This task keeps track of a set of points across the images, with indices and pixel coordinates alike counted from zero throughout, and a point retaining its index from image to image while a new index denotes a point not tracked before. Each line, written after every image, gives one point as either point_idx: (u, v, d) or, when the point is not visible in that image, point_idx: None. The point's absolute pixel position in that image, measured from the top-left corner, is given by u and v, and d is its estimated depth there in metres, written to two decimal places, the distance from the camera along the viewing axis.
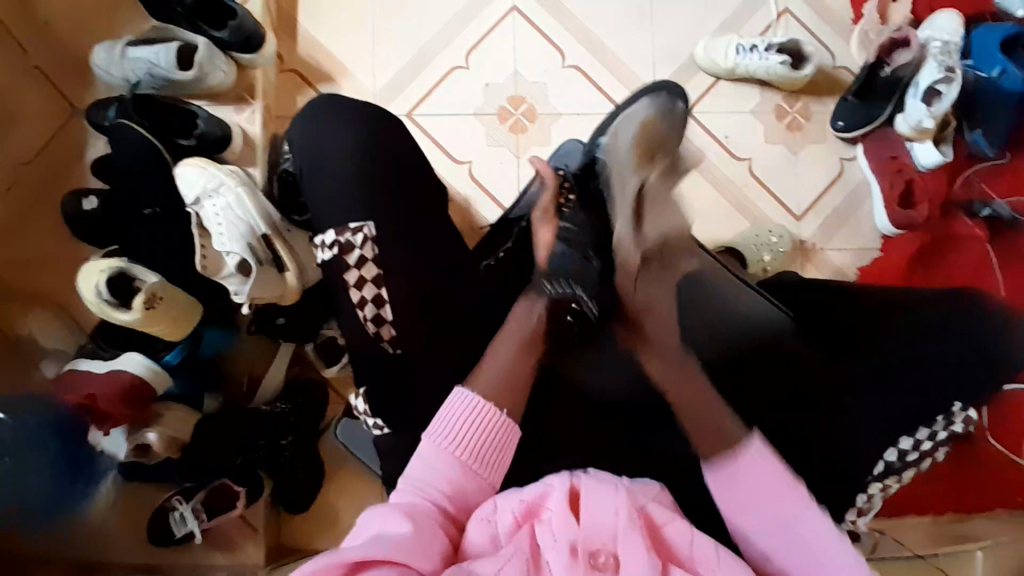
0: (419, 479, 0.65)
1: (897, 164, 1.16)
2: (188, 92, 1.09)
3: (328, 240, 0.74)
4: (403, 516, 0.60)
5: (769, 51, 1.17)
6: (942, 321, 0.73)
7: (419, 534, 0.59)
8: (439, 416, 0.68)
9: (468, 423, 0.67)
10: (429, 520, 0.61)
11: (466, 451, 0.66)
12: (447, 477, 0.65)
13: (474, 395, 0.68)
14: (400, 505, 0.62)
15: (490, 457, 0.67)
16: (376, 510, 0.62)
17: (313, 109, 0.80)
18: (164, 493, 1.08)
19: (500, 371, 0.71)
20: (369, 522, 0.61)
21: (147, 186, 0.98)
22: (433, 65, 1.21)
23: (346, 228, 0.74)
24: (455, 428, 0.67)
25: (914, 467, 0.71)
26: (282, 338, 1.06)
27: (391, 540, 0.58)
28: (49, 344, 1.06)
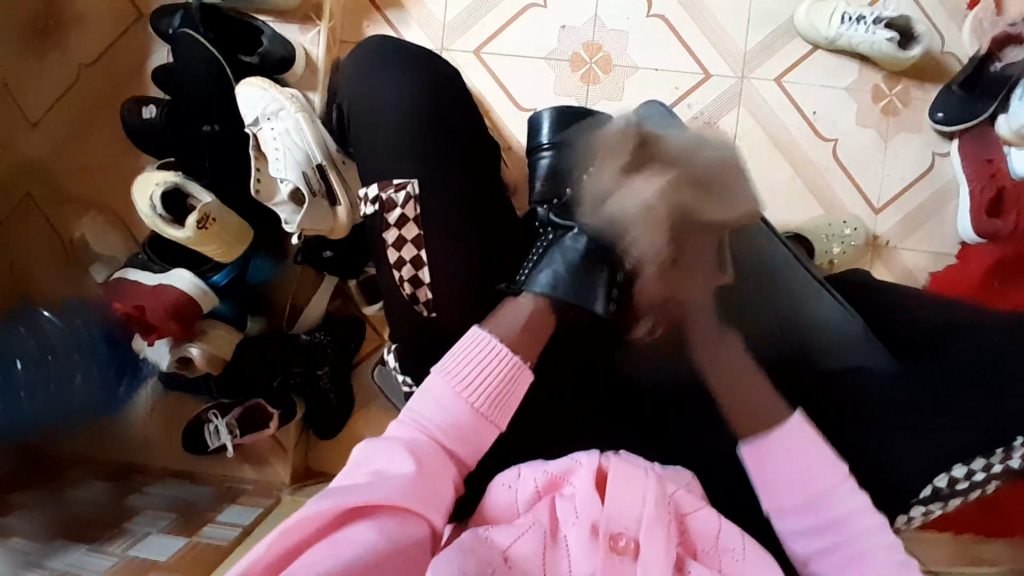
0: (424, 416, 0.59)
1: (992, 168, 1.05)
2: (254, 6, 1.06)
3: (371, 195, 0.70)
4: (402, 456, 0.56)
5: (877, 24, 1.06)
6: None
7: (424, 476, 0.56)
8: (455, 357, 0.61)
9: (483, 364, 0.61)
10: (431, 459, 0.57)
11: (483, 400, 0.60)
12: (457, 422, 0.59)
13: (495, 337, 0.62)
14: (401, 442, 0.58)
15: (505, 402, 0.61)
16: (377, 443, 0.58)
17: (369, 53, 0.75)
18: (201, 406, 1.11)
19: (521, 320, 0.64)
20: (366, 458, 0.57)
21: (212, 102, 0.96)
22: (510, 0, 1.14)
23: (390, 183, 0.69)
24: (468, 374, 0.60)
25: (962, 495, 0.66)
26: (328, 271, 1.05)
27: (392, 482, 0.54)
28: (101, 249, 1.10)
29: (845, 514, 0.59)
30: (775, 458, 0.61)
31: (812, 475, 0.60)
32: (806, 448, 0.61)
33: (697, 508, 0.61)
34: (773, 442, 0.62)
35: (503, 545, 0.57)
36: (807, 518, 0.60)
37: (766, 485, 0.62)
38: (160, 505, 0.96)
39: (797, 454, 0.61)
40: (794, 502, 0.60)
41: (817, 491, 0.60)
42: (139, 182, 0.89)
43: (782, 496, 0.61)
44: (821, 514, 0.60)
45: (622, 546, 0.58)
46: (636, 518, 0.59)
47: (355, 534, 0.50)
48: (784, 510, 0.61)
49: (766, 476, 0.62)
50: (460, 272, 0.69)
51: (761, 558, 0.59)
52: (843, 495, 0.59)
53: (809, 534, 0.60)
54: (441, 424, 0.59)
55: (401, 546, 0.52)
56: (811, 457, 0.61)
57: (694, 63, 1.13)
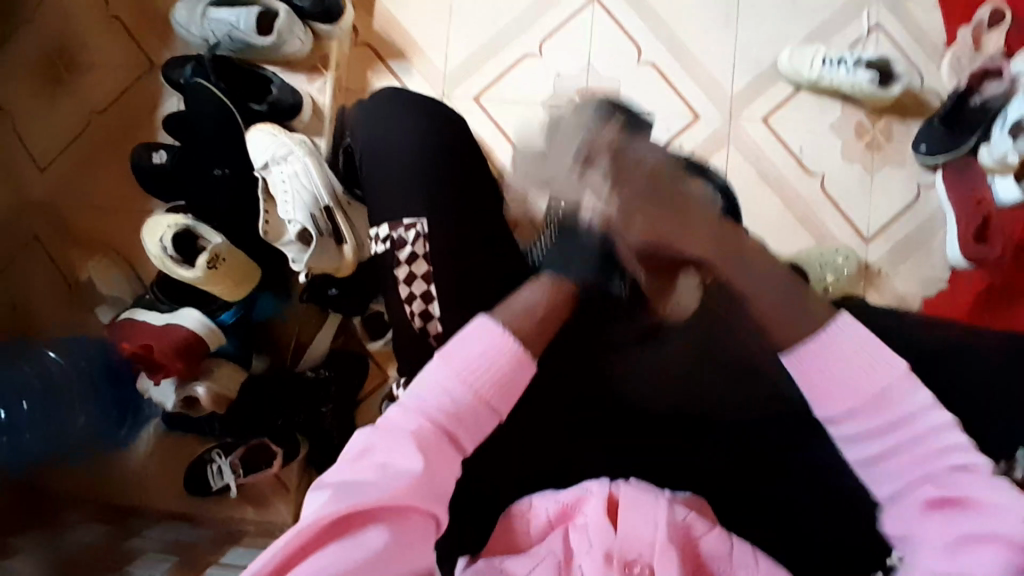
0: (425, 404, 0.57)
1: (976, 197, 1.09)
2: (265, 57, 1.11)
3: (382, 233, 0.73)
4: (410, 449, 0.55)
5: (857, 65, 1.13)
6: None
7: (431, 471, 0.55)
8: (463, 342, 0.59)
9: (483, 350, 0.59)
10: (434, 447, 0.56)
11: (487, 386, 0.58)
12: (460, 411, 0.58)
13: (500, 324, 0.60)
14: (404, 431, 0.56)
15: (508, 391, 0.59)
16: (383, 432, 0.57)
17: (377, 100, 0.80)
18: (203, 446, 1.10)
19: (537, 305, 0.63)
20: (370, 447, 0.56)
21: (224, 147, 1.01)
22: (507, 49, 1.20)
23: (400, 222, 0.72)
24: (473, 363, 0.58)
25: None
26: (333, 308, 1.06)
27: (397, 480, 0.53)
28: (107, 289, 1.10)
29: (910, 415, 0.53)
30: (828, 353, 0.55)
31: (868, 375, 0.54)
32: (861, 345, 0.54)
33: (709, 532, 0.61)
34: (829, 339, 0.55)
35: (517, 572, 0.59)
36: (867, 420, 0.54)
37: (821, 389, 0.55)
38: (160, 548, 0.95)
39: (850, 355, 0.55)
40: (852, 406, 0.54)
41: (873, 393, 0.54)
42: (146, 228, 0.92)
43: (836, 402, 0.55)
44: (883, 410, 0.53)
45: (636, 572, 0.57)
46: (648, 543, 0.59)
47: (363, 534, 0.51)
48: (844, 410, 0.54)
49: (820, 381, 0.55)
50: (465, 306, 0.71)
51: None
52: (909, 406, 0.53)
53: (869, 439, 0.54)
54: (442, 411, 0.57)
55: (409, 539, 0.53)
56: (856, 365, 0.54)
57: (683, 103, 1.18)
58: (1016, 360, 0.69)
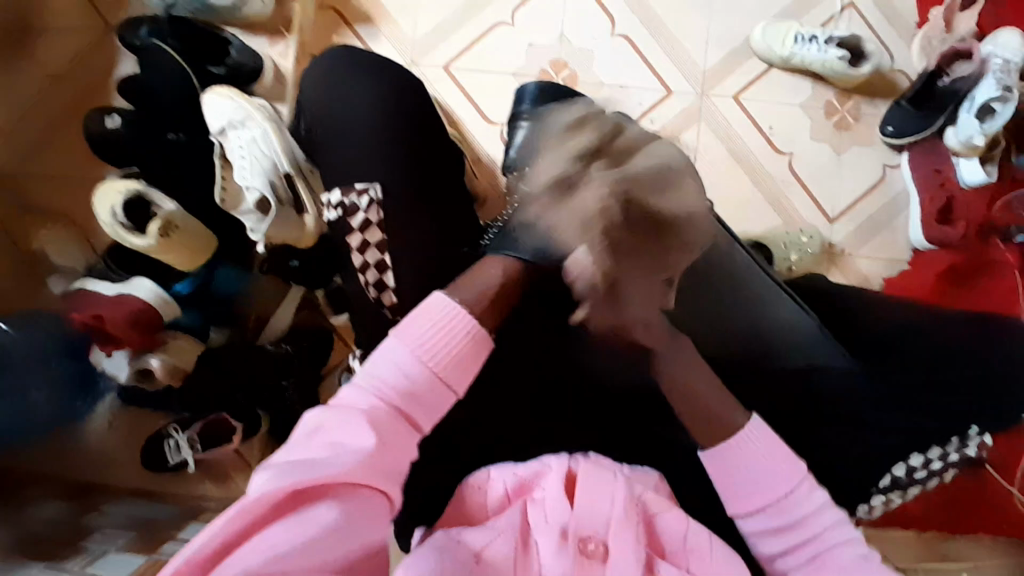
0: (378, 381, 0.57)
1: (941, 178, 1.12)
2: (223, 19, 1.07)
3: (333, 200, 0.71)
4: (362, 426, 0.54)
5: (828, 44, 1.13)
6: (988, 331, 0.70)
7: (384, 448, 0.54)
8: (419, 322, 0.59)
9: (442, 331, 0.59)
10: (389, 425, 0.55)
11: (445, 364, 0.58)
12: (415, 387, 0.57)
13: (457, 303, 0.61)
14: (358, 409, 0.55)
15: (464, 367, 0.59)
16: (335, 411, 0.55)
17: (333, 62, 0.76)
18: (162, 421, 1.07)
19: (493, 284, 0.64)
20: (322, 426, 0.55)
21: (179, 111, 0.97)
22: (479, 18, 1.17)
23: (352, 188, 0.70)
24: (431, 343, 0.58)
25: (921, 483, 0.70)
26: (294, 281, 1.04)
27: (350, 457, 0.52)
28: (61, 261, 1.06)
29: (808, 515, 0.60)
30: (738, 459, 0.61)
31: (773, 475, 0.60)
32: (772, 450, 0.61)
33: (665, 509, 0.62)
34: (740, 443, 0.61)
35: (474, 545, 0.58)
36: (773, 520, 0.60)
37: (727, 486, 0.62)
38: (118, 523, 0.93)
39: (760, 454, 0.61)
40: (761, 504, 0.60)
41: (775, 493, 0.60)
42: (102, 187, 0.88)
43: (742, 499, 0.61)
44: (785, 510, 0.60)
45: (591, 549, 0.58)
46: (604, 519, 0.59)
47: (315, 509, 0.50)
48: (751, 512, 0.61)
49: (730, 481, 0.62)
50: (423, 275, 0.69)
51: (728, 558, 0.60)
52: (804, 500, 0.60)
53: (771, 535, 0.61)
54: (397, 390, 0.57)
55: (360, 515, 0.52)
56: (767, 461, 0.61)
57: (656, 78, 1.17)
58: None
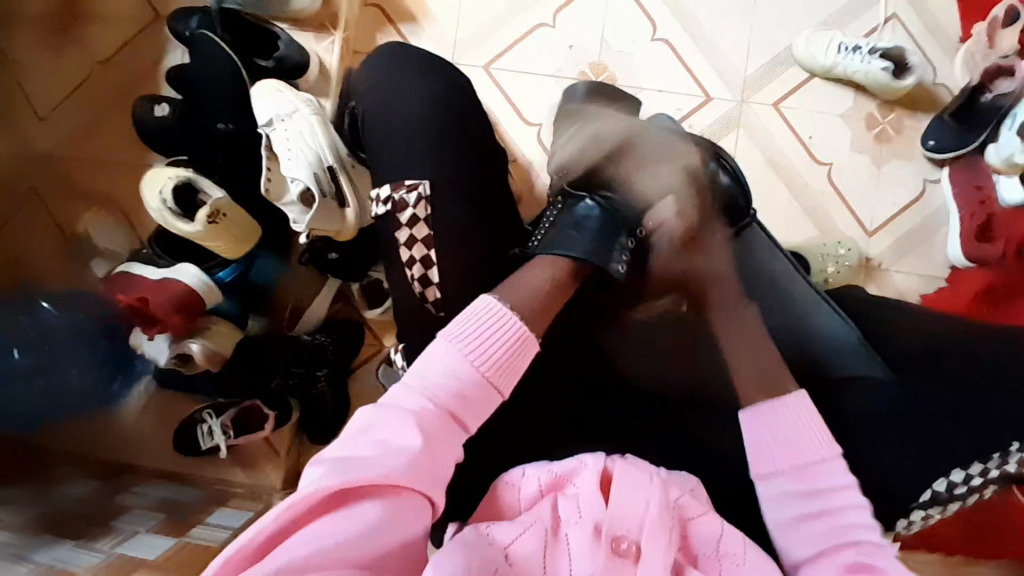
0: (427, 384, 0.58)
1: (981, 195, 1.10)
2: (272, 12, 1.09)
3: (383, 195, 0.71)
4: (411, 426, 0.55)
5: (873, 55, 1.12)
6: None
7: (432, 449, 0.55)
8: (469, 327, 0.61)
9: (492, 336, 0.60)
10: (438, 428, 0.56)
11: (494, 369, 0.59)
12: (463, 392, 0.58)
13: (507, 309, 0.62)
14: (407, 409, 0.57)
15: (511, 372, 0.61)
16: (385, 410, 0.57)
17: (383, 56, 0.77)
18: (195, 406, 1.09)
19: (541, 288, 0.66)
20: (371, 425, 0.56)
21: (228, 101, 0.98)
22: (520, 19, 1.17)
23: (402, 183, 0.71)
24: (480, 348, 0.60)
25: (960, 500, 0.67)
26: (332, 273, 1.05)
27: (398, 458, 0.53)
28: (103, 242, 1.09)
29: (833, 488, 0.62)
30: (772, 421, 0.66)
31: (803, 443, 0.64)
32: (806, 419, 0.65)
33: (700, 513, 0.62)
34: (779, 408, 0.66)
35: (504, 541, 0.58)
36: (794, 483, 0.63)
37: (757, 451, 0.66)
38: (150, 504, 0.95)
39: (792, 422, 0.65)
40: (782, 465, 0.64)
41: (800, 461, 0.64)
42: (151, 174, 0.90)
43: (769, 462, 0.64)
44: (810, 476, 0.63)
45: (623, 548, 0.58)
46: (640, 519, 0.59)
47: (359, 507, 0.51)
48: (773, 472, 0.64)
49: (763, 444, 0.65)
50: (467, 270, 0.70)
51: (764, 564, 0.60)
52: (831, 474, 0.63)
53: (793, 501, 0.63)
54: (447, 393, 0.58)
55: (403, 516, 0.52)
56: (802, 428, 0.65)
57: (695, 84, 1.17)
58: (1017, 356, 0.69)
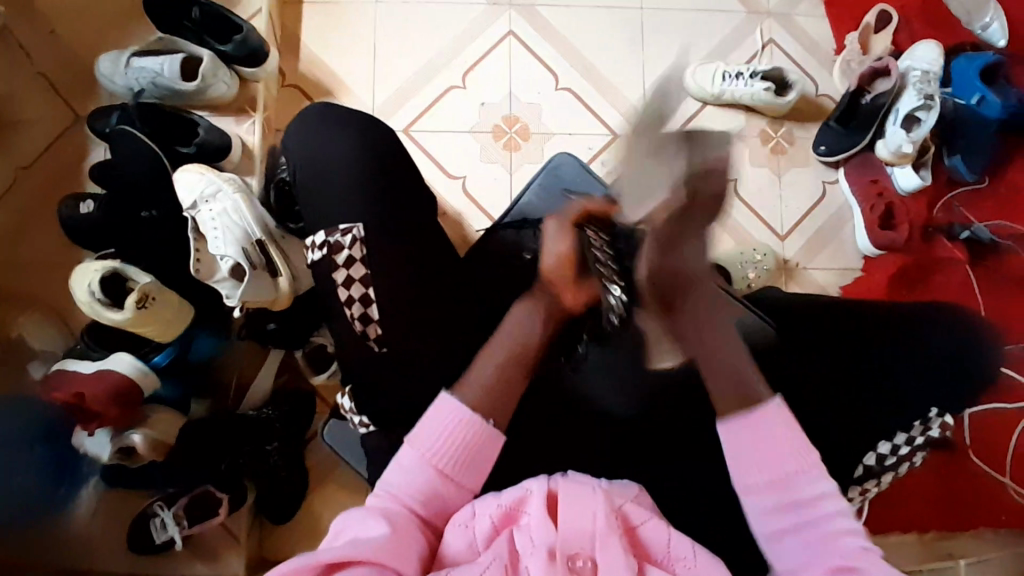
0: (395, 486, 0.63)
1: (878, 188, 1.20)
2: (190, 103, 1.12)
3: (318, 240, 0.74)
4: (378, 521, 0.59)
5: (754, 78, 1.23)
6: (913, 326, 0.78)
7: (398, 537, 0.58)
8: (428, 425, 0.65)
9: (448, 430, 0.64)
10: (405, 523, 0.60)
11: (449, 463, 0.64)
12: (423, 487, 0.63)
13: (461, 402, 0.65)
14: (377, 510, 0.61)
15: (471, 464, 0.65)
16: (354, 513, 0.61)
17: (305, 117, 0.80)
18: (144, 501, 1.05)
19: (505, 350, 0.70)
20: (343, 527, 0.60)
21: (149, 188, 1.00)
22: (433, 83, 1.25)
23: (336, 228, 0.73)
24: (438, 442, 0.64)
25: (892, 470, 0.75)
26: (271, 343, 1.06)
27: (366, 545, 0.56)
28: (38, 344, 1.06)
29: (812, 497, 0.62)
30: (752, 432, 0.64)
31: (783, 453, 0.63)
32: (784, 429, 0.64)
33: (646, 518, 0.62)
34: (756, 418, 0.65)
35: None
36: (777, 496, 0.62)
37: (739, 461, 0.64)
38: None
39: (776, 435, 0.64)
40: (761, 476, 0.63)
41: (781, 472, 0.63)
42: (76, 271, 0.91)
43: (753, 473, 0.63)
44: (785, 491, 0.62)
45: (579, 566, 0.58)
46: (590, 534, 0.59)
47: None
48: (752, 486, 0.63)
49: (744, 454, 0.64)
50: (394, 315, 0.72)
51: (713, 564, 0.61)
52: (811, 481, 0.62)
53: (774, 514, 0.63)
54: (412, 494, 0.62)
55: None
56: (784, 437, 0.64)
57: (602, 122, 1.26)
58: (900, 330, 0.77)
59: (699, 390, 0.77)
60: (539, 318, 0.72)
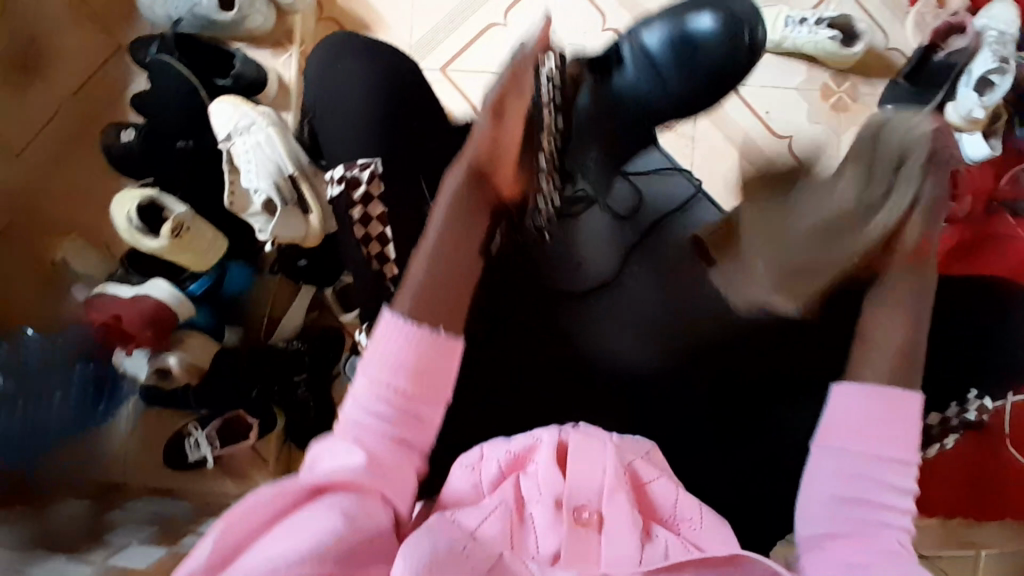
0: (352, 413, 0.59)
1: (942, 154, 1.11)
2: (229, 34, 1.12)
3: (336, 176, 0.71)
4: (349, 447, 0.57)
5: (819, 25, 1.13)
6: (966, 300, 0.72)
7: (371, 462, 0.56)
8: (376, 346, 0.59)
9: (397, 348, 0.59)
10: (374, 445, 0.57)
11: (399, 380, 0.58)
12: (375, 410, 0.58)
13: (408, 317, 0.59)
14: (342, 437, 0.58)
15: (425, 376, 0.59)
16: (325, 443, 0.59)
17: (331, 49, 0.77)
18: (182, 420, 1.11)
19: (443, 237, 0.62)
20: (315, 458, 0.58)
21: (185, 119, 1.01)
22: (473, 21, 1.20)
23: (354, 163, 0.71)
24: (387, 363, 0.59)
25: (923, 449, 0.77)
26: (305, 281, 1.09)
27: (340, 474, 0.55)
28: (79, 265, 1.10)
29: (899, 491, 0.60)
30: (886, 405, 0.62)
31: (891, 440, 0.61)
32: (912, 420, 0.62)
33: (656, 476, 0.61)
34: (896, 397, 0.62)
35: (468, 524, 0.57)
36: (858, 471, 0.60)
37: (842, 422, 0.62)
38: (143, 520, 0.96)
39: (905, 416, 0.62)
40: (854, 448, 0.61)
41: (880, 452, 0.60)
42: (117, 198, 0.93)
43: (848, 437, 0.61)
44: (875, 471, 0.60)
45: (585, 517, 0.58)
46: (598, 488, 0.59)
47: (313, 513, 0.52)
48: (841, 449, 0.61)
49: (858, 419, 0.62)
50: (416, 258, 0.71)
51: (717, 529, 0.60)
52: (900, 477, 0.60)
53: (843, 489, 0.60)
54: (369, 418, 0.58)
55: (359, 518, 0.53)
56: (900, 429, 0.61)
57: None
58: (949, 303, 0.72)
59: (717, 352, 0.75)
60: (469, 189, 0.63)
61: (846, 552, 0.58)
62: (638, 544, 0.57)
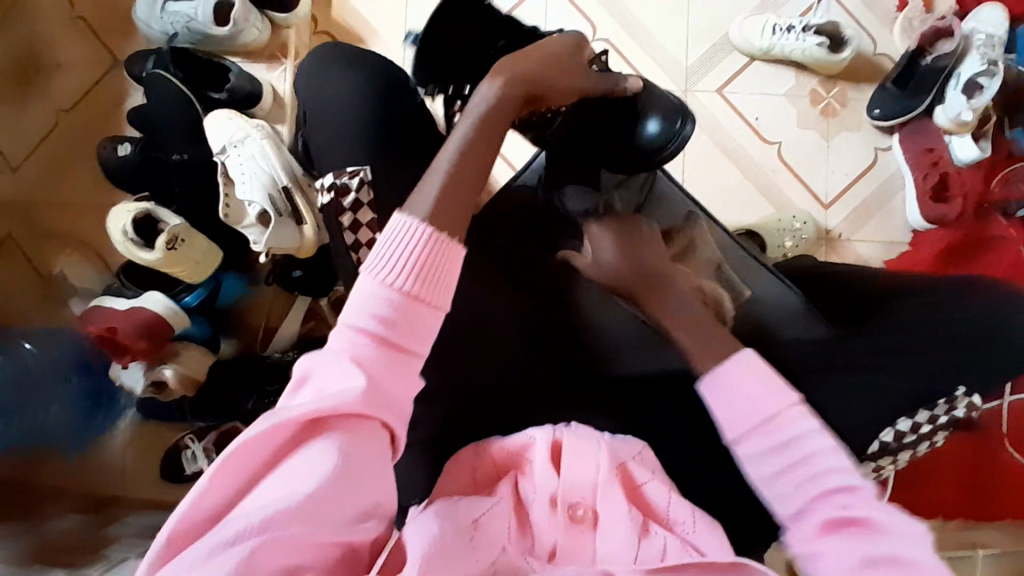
0: (353, 322, 0.55)
1: (933, 157, 1.12)
2: (224, 48, 1.13)
3: (326, 184, 0.72)
4: (349, 364, 0.53)
5: (806, 32, 1.14)
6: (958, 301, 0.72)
7: (374, 381, 0.53)
8: (383, 251, 0.56)
9: (406, 255, 0.56)
10: (376, 361, 0.54)
11: (405, 286, 0.55)
12: (379, 316, 0.55)
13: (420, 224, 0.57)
14: (340, 352, 0.54)
15: (434, 283, 0.56)
16: (322, 356, 0.55)
17: (317, 60, 0.77)
18: (179, 433, 1.11)
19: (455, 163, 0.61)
20: (310, 375, 0.54)
21: (182, 133, 1.03)
22: None
23: (344, 171, 0.72)
24: (394, 268, 0.55)
25: (909, 448, 0.69)
26: (300, 291, 1.08)
27: (338, 397, 0.51)
28: (77, 281, 1.14)
29: (800, 438, 0.59)
30: (728, 384, 0.62)
31: (764, 402, 0.60)
32: (763, 377, 0.61)
33: (649, 478, 0.61)
34: (733, 365, 0.62)
35: (472, 512, 0.57)
36: (767, 445, 0.59)
37: (726, 416, 0.61)
38: (138, 533, 0.95)
39: (754, 377, 0.61)
40: (750, 425, 0.60)
41: (764, 415, 0.60)
42: (113, 210, 0.94)
43: (737, 423, 0.61)
44: (778, 440, 0.59)
45: (579, 515, 0.58)
46: (591, 485, 0.59)
47: (314, 445, 0.50)
48: (747, 440, 0.60)
49: (731, 404, 0.61)
50: None
51: (714, 532, 0.59)
52: (796, 420, 0.59)
53: (769, 461, 0.59)
54: (372, 327, 0.54)
55: (364, 445, 0.51)
56: (765, 390, 0.61)
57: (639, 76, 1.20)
58: (939, 304, 0.72)
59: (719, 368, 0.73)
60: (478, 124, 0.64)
61: (839, 547, 0.54)
62: (635, 541, 0.56)
